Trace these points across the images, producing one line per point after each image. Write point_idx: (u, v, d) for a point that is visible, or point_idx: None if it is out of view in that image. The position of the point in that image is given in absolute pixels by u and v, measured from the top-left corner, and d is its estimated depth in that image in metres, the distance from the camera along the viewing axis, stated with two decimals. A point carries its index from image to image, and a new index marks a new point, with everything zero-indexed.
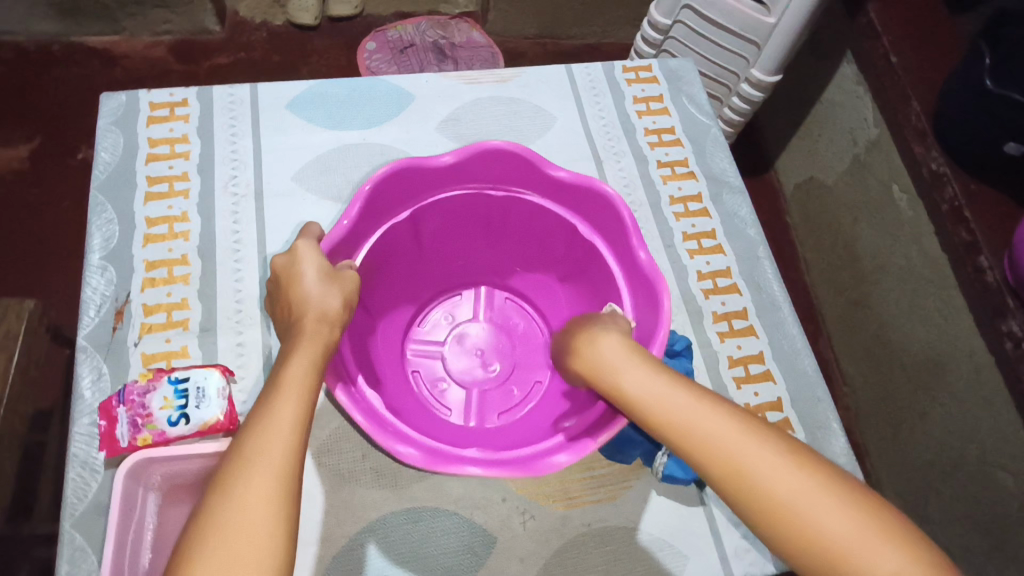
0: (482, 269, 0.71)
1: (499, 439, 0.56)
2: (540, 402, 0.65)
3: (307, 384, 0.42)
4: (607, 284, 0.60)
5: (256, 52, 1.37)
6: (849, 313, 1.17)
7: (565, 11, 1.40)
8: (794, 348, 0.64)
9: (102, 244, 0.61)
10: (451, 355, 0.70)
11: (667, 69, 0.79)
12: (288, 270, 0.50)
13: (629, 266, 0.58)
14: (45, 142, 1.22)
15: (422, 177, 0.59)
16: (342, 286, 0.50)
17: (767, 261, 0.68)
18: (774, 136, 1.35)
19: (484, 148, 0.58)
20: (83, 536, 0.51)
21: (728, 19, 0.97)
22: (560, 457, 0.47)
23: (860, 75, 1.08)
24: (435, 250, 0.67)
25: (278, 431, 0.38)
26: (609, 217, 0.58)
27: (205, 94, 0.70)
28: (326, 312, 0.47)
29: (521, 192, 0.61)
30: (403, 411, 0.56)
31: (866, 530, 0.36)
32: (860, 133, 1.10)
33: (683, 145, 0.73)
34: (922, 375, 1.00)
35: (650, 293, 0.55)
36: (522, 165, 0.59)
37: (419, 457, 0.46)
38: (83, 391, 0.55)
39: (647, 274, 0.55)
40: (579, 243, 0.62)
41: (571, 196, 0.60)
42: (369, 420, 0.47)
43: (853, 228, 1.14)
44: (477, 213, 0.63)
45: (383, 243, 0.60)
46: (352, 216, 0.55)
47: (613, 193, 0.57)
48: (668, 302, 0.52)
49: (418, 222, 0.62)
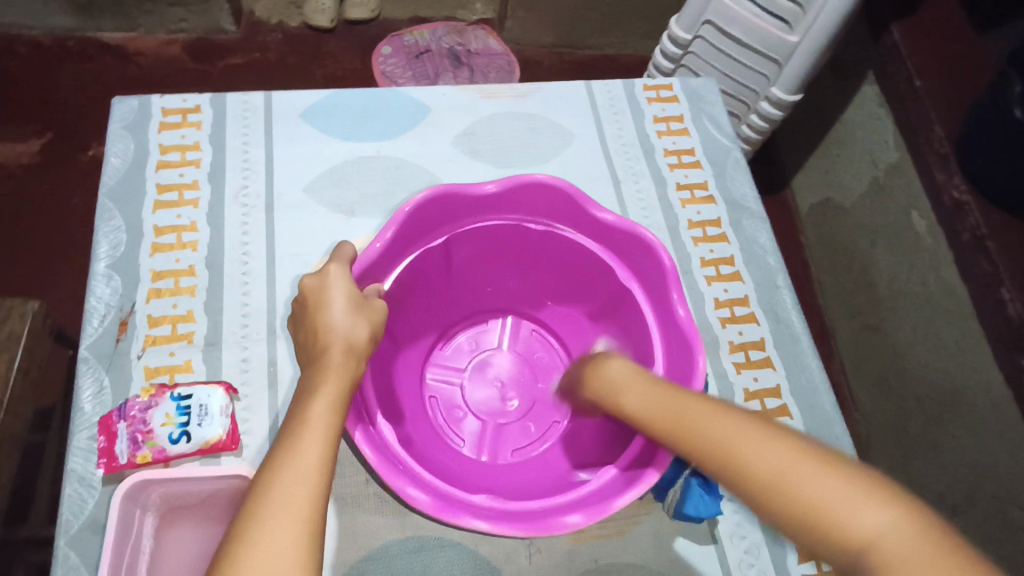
0: (511, 298, 0.71)
1: (513, 486, 0.56)
2: (559, 443, 0.64)
3: (330, 424, 0.41)
4: (639, 329, 0.60)
5: (271, 53, 1.36)
6: (862, 338, 1.15)
7: (582, 21, 1.38)
8: (812, 383, 0.62)
9: (108, 252, 0.60)
10: (471, 383, 0.70)
11: (690, 88, 0.77)
12: (316, 292, 0.50)
13: (663, 313, 0.58)
14: (56, 137, 1.21)
15: (462, 204, 0.59)
16: (370, 316, 0.49)
17: (786, 291, 0.66)
18: (791, 154, 1.33)
19: (529, 180, 0.58)
20: (78, 555, 0.49)
21: (750, 36, 0.95)
22: (573, 516, 0.47)
23: (882, 96, 1.06)
24: (466, 278, 0.67)
25: (303, 476, 0.37)
26: (648, 261, 0.58)
27: (218, 101, 0.69)
28: (352, 344, 0.47)
29: (558, 226, 0.61)
30: (415, 442, 0.56)
31: (852, 492, 0.35)
32: (880, 156, 1.08)
33: (703, 167, 0.72)
34: (936, 406, 0.98)
35: (683, 341, 0.55)
36: (564, 202, 0.60)
37: (429, 504, 0.46)
38: (84, 403, 0.54)
39: (681, 326, 0.55)
40: (611, 282, 0.62)
41: (610, 236, 0.60)
42: (378, 456, 0.47)
43: (870, 252, 1.12)
44: (511, 245, 0.63)
45: (413, 268, 0.60)
46: (385, 240, 0.55)
47: (654, 239, 0.57)
48: (704, 363, 0.52)
49: (451, 249, 0.62)
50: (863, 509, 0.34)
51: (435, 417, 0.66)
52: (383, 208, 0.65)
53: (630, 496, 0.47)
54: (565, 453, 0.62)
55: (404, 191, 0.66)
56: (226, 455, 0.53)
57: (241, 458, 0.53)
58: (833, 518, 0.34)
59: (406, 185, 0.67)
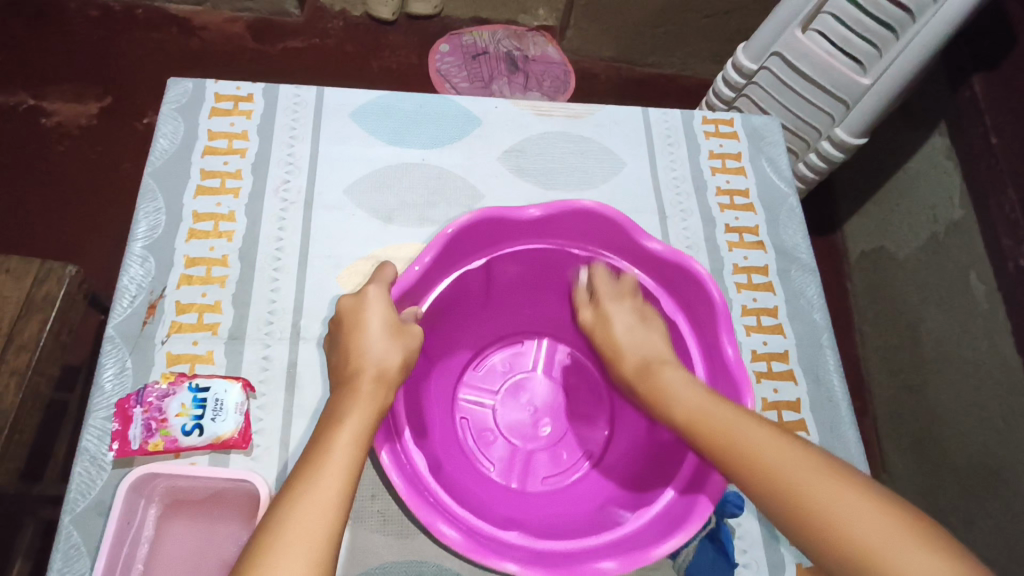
0: (548, 320, 0.69)
1: (544, 521, 0.54)
2: (589, 478, 0.62)
3: (352, 457, 0.42)
4: (683, 364, 0.58)
5: (330, 40, 1.37)
6: (901, 397, 1.09)
7: (645, 38, 1.35)
8: (847, 453, 0.58)
9: (147, 233, 0.60)
10: (504, 407, 0.68)
11: (751, 126, 0.74)
12: (354, 313, 0.51)
13: (711, 353, 0.56)
14: (115, 102, 1.23)
15: (506, 227, 0.58)
16: (405, 342, 0.50)
17: (829, 350, 0.63)
18: (847, 198, 1.28)
19: (576, 207, 0.57)
20: (80, 534, 0.49)
21: (819, 73, 0.91)
22: (607, 563, 0.45)
23: (952, 149, 1.00)
24: (506, 299, 0.66)
25: (318, 513, 0.39)
26: (698, 296, 0.56)
27: (271, 92, 0.69)
28: (383, 368, 0.47)
29: (606, 254, 0.61)
30: (443, 465, 0.55)
31: (892, 526, 0.39)
32: (942, 212, 1.02)
33: (756, 211, 0.69)
34: (972, 482, 0.92)
35: (732, 385, 0.53)
36: (614, 230, 0.59)
37: (460, 542, 0.45)
38: (104, 382, 0.54)
39: (730, 371, 0.53)
40: (657, 314, 0.61)
41: (658, 267, 0.59)
42: (406, 485, 0.46)
43: (919, 309, 1.06)
44: (557, 269, 0.63)
45: (454, 287, 0.60)
46: (424, 264, 0.54)
47: (703, 271, 0.55)
48: (751, 410, 0.51)
49: (493, 269, 0.61)
50: (889, 534, 0.39)
51: (464, 438, 0.65)
52: (420, 217, 0.64)
53: (664, 549, 0.46)
54: (595, 486, 0.61)
55: (443, 203, 0.65)
56: (236, 453, 0.52)
57: (250, 457, 0.52)
58: (863, 539, 0.39)
59: (446, 196, 0.66)
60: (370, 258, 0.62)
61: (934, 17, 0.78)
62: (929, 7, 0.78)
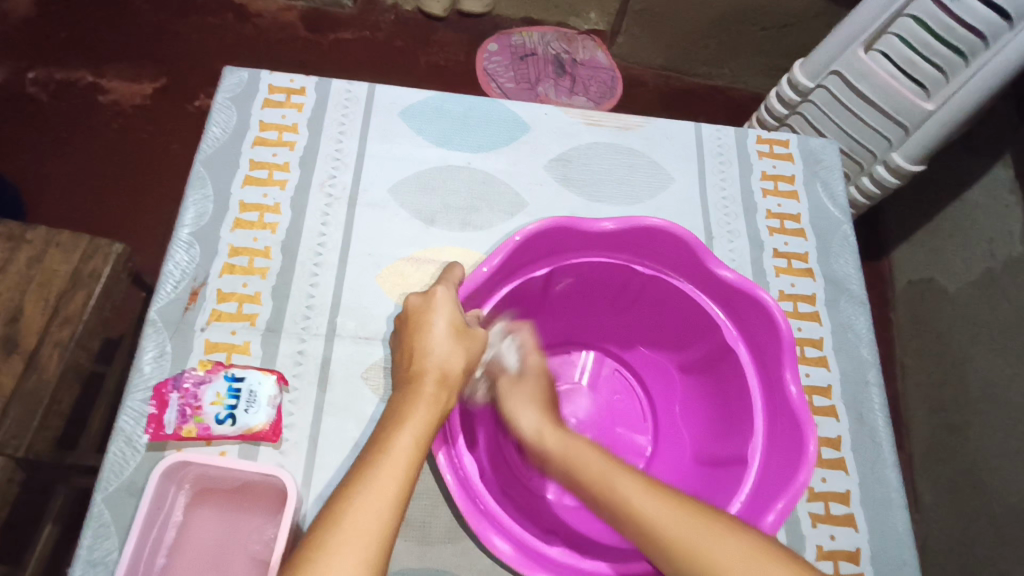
0: (603, 334, 0.71)
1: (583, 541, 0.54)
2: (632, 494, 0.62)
3: (412, 462, 0.41)
4: (739, 394, 0.57)
5: (381, 33, 1.37)
6: (941, 436, 1.05)
7: (697, 48, 1.33)
8: (887, 498, 0.56)
9: (193, 220, 0.61)
10: None
11: (807, 148, 0.72)
12: (419, 312, 0.50)
13: (773, 385, 0.54)
14: (168, 84, 1.26)
15: (575, 237, 0.57)
16: (468, 345, 0.49)
17: (876, 388, 0.60)
18: (898, 224, 1.24)
19: (648, 225, 0.56)
20: (111, 514, 0.50)
21: (880, 96, 0.87)
22: None
23: (1016, 182, 0.95)
24: (560, 306, 0.66)
25: (377, 507, 0.38)
26: (763, 325, 0.55)
27: (323, 86, 0.69)
28: (446, 371, 0.47)
29: (668, 274, 0.60)
30: (490, 470, 0.55)
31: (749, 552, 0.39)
32: (1000, 246, 0.97)
33: (807, 237, 0.67)
34: (1008, 534, 0.87)
35: (791, 422, 0.51)
36: (683, 250, 0.57)
37: (511, 555, 0.45)
38: (143, 364, 0.54)
39: (792, 407, 0.51)
40: (715, 340, 0.60)
41: (723, 291, 0.57)
42: (460, 491, 0.47)
43: (968, 345, 1.02)
44: (614, 282, 0.62)
45: (513, 294, 0.59)
46: (493, 265, 0.54)
47: (772, 303, 0.53)
48: (813, 449, 0.48)
49: (552, 279, 0.61)
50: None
51: None
52: (463, 222, 0.64)
53: None
54: None
55: (486, 208, 0.65)
56: (265, 445, 0.53)
57: (278, 450, 0.52)
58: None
59: (489, 202, 0.65)
60: (413, 260, 0.61)
61: (1008, 45, 0.74)
62: (1006, 32, 0.73)
